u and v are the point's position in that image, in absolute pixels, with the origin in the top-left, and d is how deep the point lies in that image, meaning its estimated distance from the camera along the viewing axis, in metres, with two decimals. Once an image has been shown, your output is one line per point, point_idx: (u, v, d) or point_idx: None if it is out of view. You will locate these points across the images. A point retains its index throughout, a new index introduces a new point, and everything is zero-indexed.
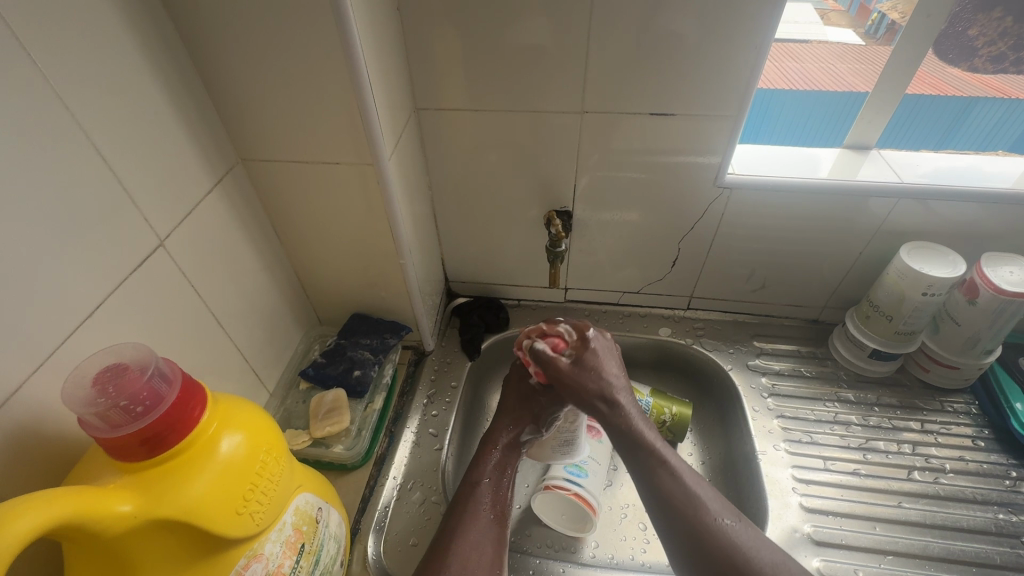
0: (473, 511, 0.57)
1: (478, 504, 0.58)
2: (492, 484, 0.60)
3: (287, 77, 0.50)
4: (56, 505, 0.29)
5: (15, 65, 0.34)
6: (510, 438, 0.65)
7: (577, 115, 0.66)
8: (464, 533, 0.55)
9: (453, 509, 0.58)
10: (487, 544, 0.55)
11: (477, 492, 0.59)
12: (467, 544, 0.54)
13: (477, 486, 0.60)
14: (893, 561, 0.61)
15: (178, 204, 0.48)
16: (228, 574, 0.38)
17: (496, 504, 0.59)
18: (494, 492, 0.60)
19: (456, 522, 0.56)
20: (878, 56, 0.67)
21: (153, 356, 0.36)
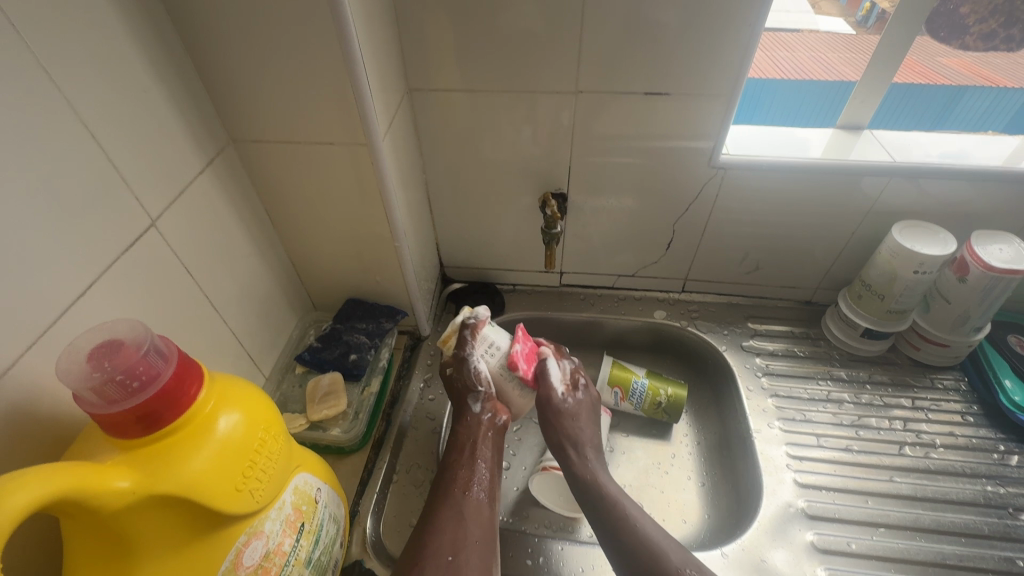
0: (450, 495, 0.57)
1: (455, 487, 0.57)
2: (468, 464, 0.60)
3: (278, 54, 0.49)
4: (52, 481, 0.29)
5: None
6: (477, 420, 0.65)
7: (572, 96, 0.66)
8: (443, 516, 0.54)
9: (434, 494, 0.57)
10: (470, 525, 0.54)
11: (453, 476, 0.58)
12: (444, 527, 0.53)
13: (453, 471, 0.59)
14: (884, 533, 0.62)
15: (170, 184, 0.48)
16: (229, 552, 0.38)
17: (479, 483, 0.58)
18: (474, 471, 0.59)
19: (434, 508, 0.55)
20: (868, 45, 0.67)
21: (148, 331, 0.36)
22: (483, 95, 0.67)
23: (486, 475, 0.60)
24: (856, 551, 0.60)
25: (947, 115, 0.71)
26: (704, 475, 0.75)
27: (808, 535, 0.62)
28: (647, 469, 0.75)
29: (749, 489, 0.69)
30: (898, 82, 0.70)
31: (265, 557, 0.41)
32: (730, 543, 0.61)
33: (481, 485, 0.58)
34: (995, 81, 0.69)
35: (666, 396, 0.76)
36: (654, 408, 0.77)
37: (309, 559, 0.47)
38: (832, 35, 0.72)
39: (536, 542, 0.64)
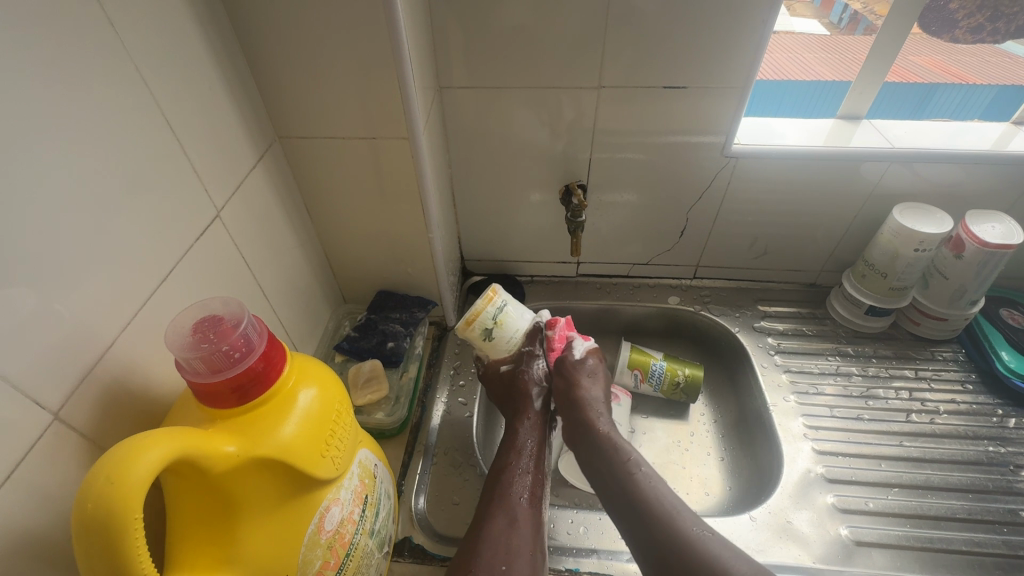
0: (503, 497, 0.57)
1: (509, 489, 0.58)
2: (519, 468, 0.60)
3: (329, 54, 0.52)
4: (176, 440, 0.31)
5: (101, 41, 0.37)
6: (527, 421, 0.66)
7: (595, 90, 0.69)
8: (495, 519, 0.54)
9: (486, 494, 0.58)
10: (524, 525, 0.55)
11: (504, 477, 0.59)
12: (499, 529, 0.53)
13: (505, 473, 0.60)
14: (898, 492, 0.67)
15: (227, 178, 0.51)
16: (312, 516, 0.40)
17: (528, 486, 0.59)
18: (524, 474, 0.60)
19: (487, 509, 0.56)
20: (846, 48, 0.74)
21: (242, 309, 0.39)
22: (507, 92, 0.70)
23: (535, 478, 0.60)
24: (874, 509, 0.65)
25: (925, 108, 0.77)
26: (723, 450, 0.79)
27: (828, 497, 0.66)
28: (669, 447, 0.79)
29: (769, 459, 0.73)
30: (890, 82, 0.75)
31: (340, 524, 0.44)
32: (757, 508, 0.65)
33: (530, 488, 0.59)
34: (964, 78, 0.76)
35: (684, 377, 0.80)
36: (672, 388, 0.80)
37: (372, 530, 0.49)
38: (806, 37, 0.76)
39: (575, 513, 0.65)
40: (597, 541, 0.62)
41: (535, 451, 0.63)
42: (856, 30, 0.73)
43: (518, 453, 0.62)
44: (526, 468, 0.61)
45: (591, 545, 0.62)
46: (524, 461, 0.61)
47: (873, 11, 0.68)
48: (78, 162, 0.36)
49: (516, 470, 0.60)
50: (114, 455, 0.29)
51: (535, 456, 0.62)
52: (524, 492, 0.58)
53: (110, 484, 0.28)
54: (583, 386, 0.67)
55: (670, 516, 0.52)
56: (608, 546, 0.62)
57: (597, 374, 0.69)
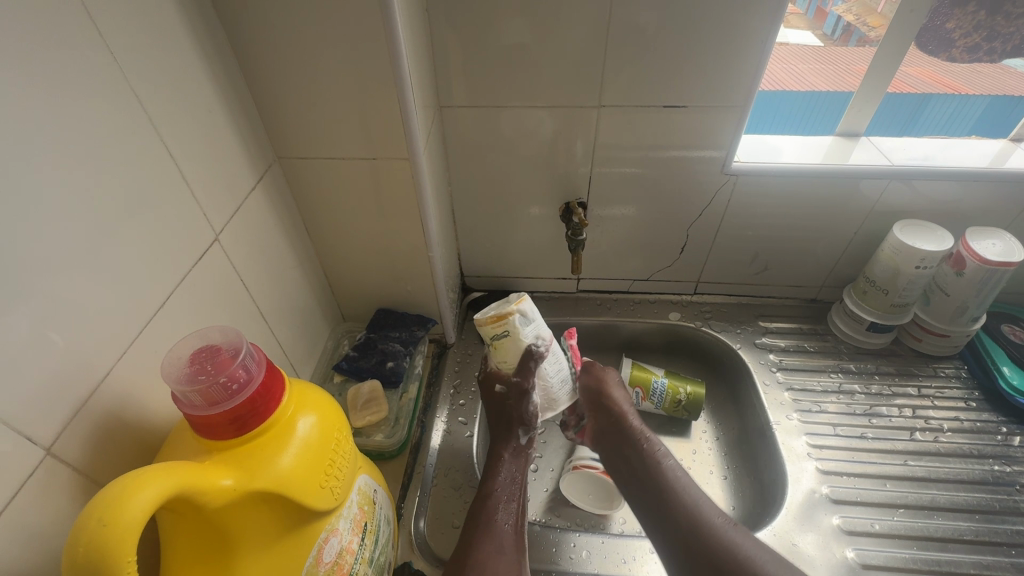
0: (488, 528, 0.56)
1: (492, 520, 0.57)
2: (503, 497, 0.60)
3: (329, 76, 0.52)
4: (171, 477, 0.31)
5: (103, 67, 0.37)
6: (511, 448, 0.64)
7: (594, 109, 0.69)
8: (482, 548, 0.54)
9: (470, 522, 0.57)
10: (507, 555, 0.54)
11: (489, 508, 0.58)
12: (484, 561, 0.53)
13: (488, 502, 0.59)
14: (904, 513, 0.66)
15: (226, 200, 0.51)
16: (311, 547, 0.40)
17: (511, 517, 0.58)
18: (507, 506, 0.59)
19: (471, 538, 0.55)
20: (839, 58, 0.73)
21: (241, 337, 0.39)
22: (506, 109, 0.70)
23: (518, 509, 0.60)
24: (880, 531, 0.64)
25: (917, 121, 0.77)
26: (726, 469, 0.78)
27: (834, 519, 0.65)
28: None
29: (772, 479, 0.72)
30: (889, 93, 0.75)
31: (339, 554, 0.43)
32: (762, 530, 0.64)
33: (512, 517, 0.58)
34: (957, 88, 0.74)
35: (686, 394, 0.79)
36: (674, 406, 0.79)
37: (371, 558, 0.48)
38: (801, 47, 0.73)
39: (578, 536, 0.64)
40: (601, 565, 0.61)
41: (518, 483, 0.62)
42: (849, 41, 0.72)
43: (503, 481, 0.61)
44: (510, 498, 0.60)
45: (594, 570, 0.61)
46: (507, 493, 0.60)
47: (867, 24, 0.69)
48: (76, 191, 0.36)
49: (499, 501, 0.59)
50: (109, 493, 0.28)
51: (518, 486, 0.61)
52: (508, 521, 0.58)
53: (103, 526, 0.27)
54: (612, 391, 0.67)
55: (695, 514, 0.55)
56: (611, 570, 0.60)
57: (617, 381, 0.69)
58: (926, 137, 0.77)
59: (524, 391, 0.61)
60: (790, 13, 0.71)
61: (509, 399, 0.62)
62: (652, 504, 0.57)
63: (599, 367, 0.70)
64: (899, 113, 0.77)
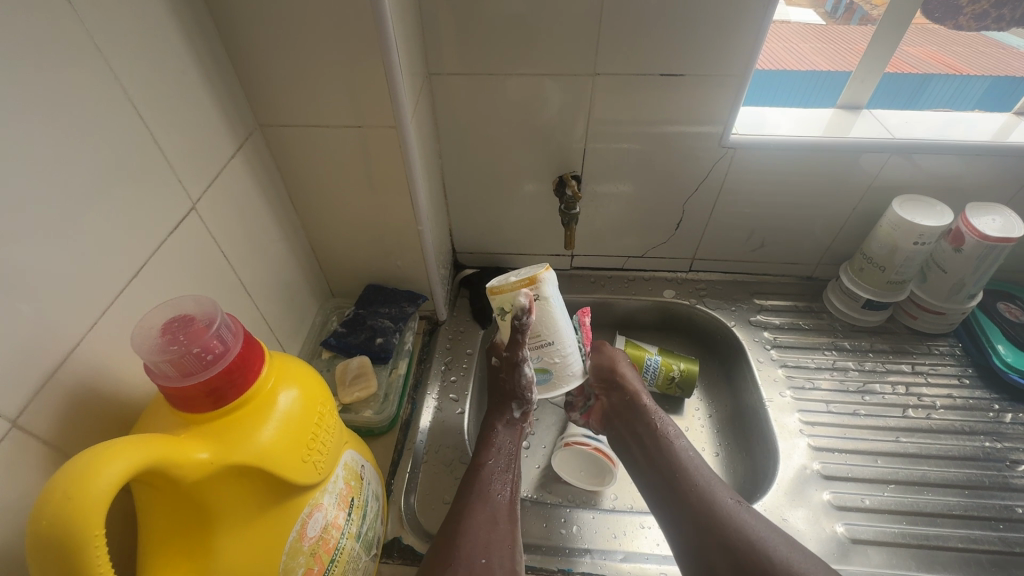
0: (482, 495, 0.56)
1: (486, 489, 0.56)
2: (497, 466, 0.59)
3: (310, 36, 0.50)
4: (144, 449, 0.30)
5: (64, 20, 0.35)
6: (505, 420, 0.63)
7: (589, 79, 0.67)
8: (475, 512, 0.53)
9: (465, 490, 0.57)
10: (500, 524, 0.53)
11: (483, 475, 0.58)
12: (476, 525, 0.52)
13: (482, 472, 0.58)
14: (894, 489, 0.66)
15: (203, 168, 0.49)
16: (294, 521, 0.39)
17: (505, 486, 0.57)
18: (501, 476, 0.58)
19: (465, 505, 0.54)
20: (839, 37, 0.72)
21: (217, 308, 0.37)
22: (499, 78, 0.68)
23: (512, 481, 0.59)
24: (870, 506, 0.64)
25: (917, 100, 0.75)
26: (718, 445, 0.78)
27: (824, 494, 0.65)
28: None
29: (765, 455, 0.72)
30: (889, 73, 0.73)
31: (324, 529, 0.42)
32: (752, 505, 0.64)
33: (506, 485, 0.58)
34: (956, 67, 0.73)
35: (679, 371, 0.78)
36: (667, 383, 0.79)
37: (358, 533, 0.47)
38: (801, 26, 0.72)
39: (569, 512, 0.64)
40: (591, 540, 0.61)
41: (513, 456, 0.61)
42: (851, 20, 0.71)
43: (495, 453, 0.60)
44: (504, 468, 0.59)
45: (584, 545, 0.61)
46: (501, 463, 0.59)
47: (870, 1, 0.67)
48: (37, 152, 0.33)
49: (492, 469, 0.59)
50: (77, 465, 0.27)
51: (514, 458, 0.61)
52: (502, 491, 0.57)
53: (68, 498, 0.26)
54: (624, 373, 0.69)
55: (709, 506, 0.54)
56: (602, 546, 0.60)
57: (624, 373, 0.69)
58: (930, 111, 0.75)
59: (516, 363, 0.60)
60: None
61: (502, 371, 0.62)
62: (665, 495, 0.57)
63: (609, 349, 0.71)
64: (899, 89, 0.75)
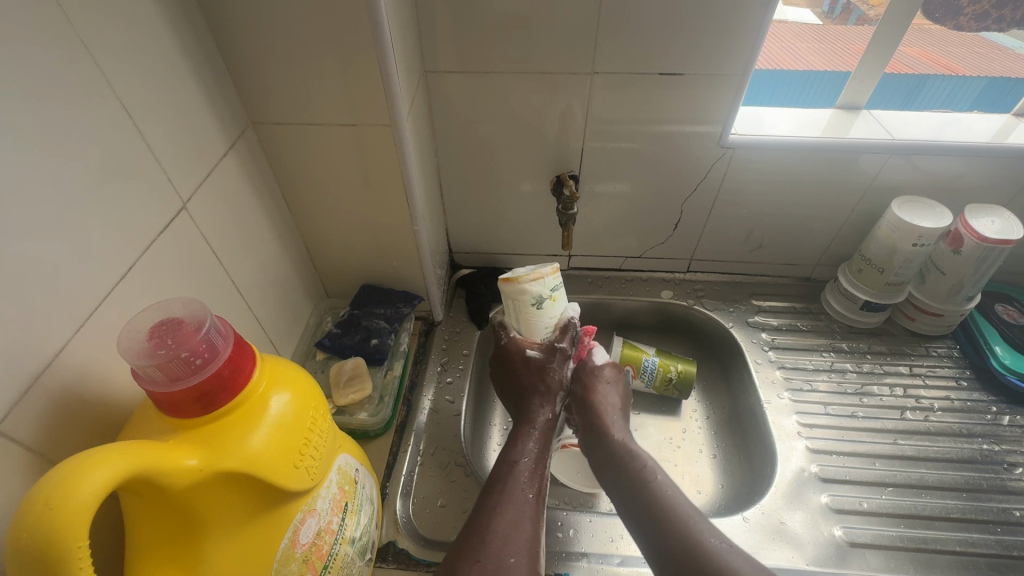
0: (511, 492, 0.55)
1: (516, 486, 0.55)
2: (528, 465, 0.58)
3: (304, 33, 0.49)
4: (129, 457, 0.29)
5: (48, 14, 0.34)
6: (546, 418, 0.64)
7: (587, 77, 0.66)
8: (504, 509, 0.52)
9: (494, 487, 0.56)
10: (528, 523, 0.52)
11: (514, 474, 0.57)
12: (505, 522, 0.51)
13: (513, 470, 0.57)
14: (892, 492, 0.66)
15: (193, 167, 0.48)
16: (287, 528, 0.38)
17: (534, 485, 0.56)
18: (531, 475, 0.57)
19: (494, 501, 0.54)
20: (837, 37, 0.74)
21: (206, 310, 0.36)
22: (496, 77, 0.67)
23: (540, 481, 0.58)
24: (868, 509, 0.64)
25: (914, 100, 0.76)
26: (716, 447, 0.77)
27: (822, 497, 0.65)
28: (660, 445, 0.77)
29: (762, 457, 0.71)
30: (888, 74, 0.74)
31: (317, 535, 0.41)
32: (750, 508, 0.64)
33: (534, 485, 0.57)
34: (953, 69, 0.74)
35: (677, 373, 0.78)
36: (664, 385, 0.78)
37: (353, 538, 0.47)
38: (800, 26, 0.76)
39: (566, 515, 0.63)
40: (588, 545, 0.60)
41: (544, 456, 0.60)
42: (848, 20, 0.73)
43: (526, 451, 0.60)
44: (534, 468, 0.58)
45: (581, 549, 0.60)
46: (532, 462, 0.59)
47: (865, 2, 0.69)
48: (19, 149, 0.32)
49: (526, 466, 0.58)
50: (58, 474, 0.26)
51: (543, 459, 0.60)
52: (531, 490, 0.56)
53: (48, 508, 0.25)
54: (600, 392, 0.66)
55: (682, 521, 0.49)
56: (599, 549, 0.60)
57: (603, 395, 0.65)
58: (928, 111, 0.75)
59: (563, 355, 0.66)
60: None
61: (546, 363, 0.66)
62: (640, 516, 0.51)
63: (593, 368, 0.68)
64: (897, 86, 0.75)
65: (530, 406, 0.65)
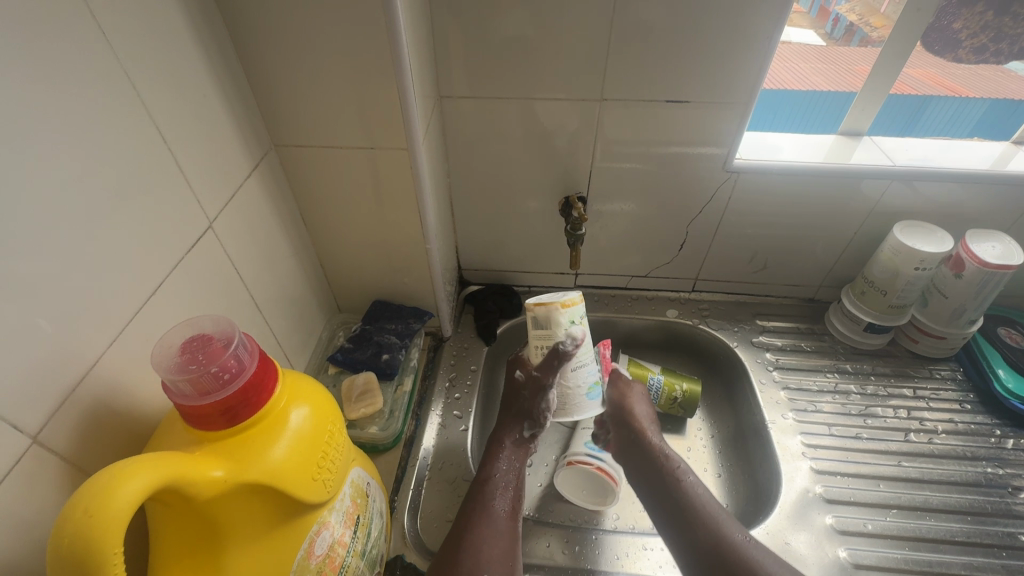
0: (483, 510, 0.56)
1: (489, 504, 0.57)
2: (500, 483, 0.60)
3: (327, 61, 0.51)
4: (159, 468, 0.30)
5: (98, 49, 0.36)
6: (517, 436, 0.65)
7: (596, 103, 0.69)
8: (477, 527, 0.55)
9: (465, 505, 0.57)
10: (500, 541, 0.54)
11: (486, 492, 0.58)
12: (478, 541, 0.53)
13: (487, 487, 0.59)
14: (897, 514, 0.66)
15: (220, 187, 0.50)
16: (303, 540, 0.39)
17: (506, 502, 0.58)
18: (503, 492, 0.59)
19: (467, 518, 0.56)
20: (841, 58, 0.73)
21: (234, 327, 0.38)
22: (508, 102, 0.69)
23: (513, 497, 0.60)
24: (872, 531, 0.64)
25: (915, 124, 0.76)
26: (721, 466, 0.78)
27: (827, 518, 0.65)
28: None
29: (766, 477, 0.72)
30: (892, 94, 0.74)
31: (331, 547, 0.43)
32: (755, 528, 0.64)
33: (507, 503, 0.58)
34: (955, 90, 0.73)
35: (681, 392, 0.78)
36: (669, 403, 0.79)
37: (363, 551, 0.48)
38: (802, 46, 0.73)
39: (572, 532, 0.64)
40: (594, 561, 0.61)
41: (517, 474, 0.62)
42: (852, 41, 0.71)
43: (500, 469, 0.61)
44: (506, 485, 0.60)
45: (586, 566, 0.61)
46: (505, 479, 0.60)
47: (870, 23, 0.68)
48: (64, 172, 0.35)
49: (496, 486, 0.59)
50: (95, 484, 0.28)
51: (517, 478, 0.62)
52: (503, 507, 0.58)
53: (87, 516, 0.27)
54: (631, 400, 0.71)
55: (716, 525, 0.56)
56: (605, 567, 0.60)
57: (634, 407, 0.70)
58: (924, 138, 0.77)
59: (541, 386, 0.61)
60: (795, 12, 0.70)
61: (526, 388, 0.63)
62: (672, 515, 0.60)
63: (624, 382, 0.72)
64: (899, 111, 0.75)
65: (499, 425, 0.66)
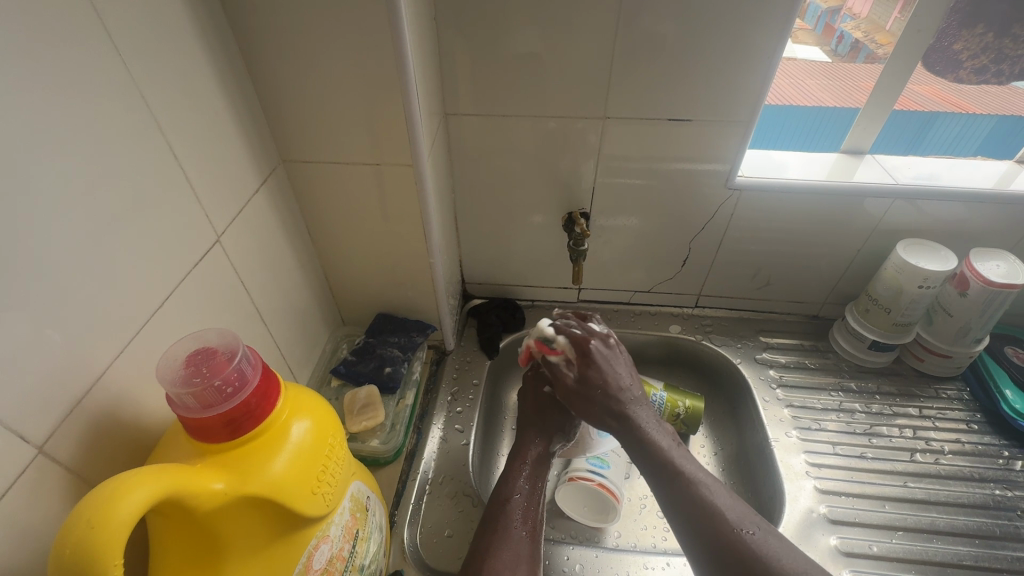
0: (505, 532, 0.56)
1: (510, 523, 0.57)
2: (522, 501, 0.60)
3: (335, 79, 0.53)
4: (160, 479, 0.31)
5: (115, 71, 0.38)
6: (536, 453, 0.65)
7: (599, 121, 0.70)
8: (498, 549, 0.54)
9: (485, 528, 0.57)
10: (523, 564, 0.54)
11: (506, 513, 0.58)
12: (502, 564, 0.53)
13: (507, 506, 0.59)
14: (903, 536, 0.65)
15: (229, 201, 0.51)
16: (302, 554, 0.39)
17: (528, 522, 0.58)
18: (524, 512, 0.59)
19: (488, 543, 0.55)
20: (846, 74, 0.73)
21: (238, 340, 0.39)
22: (513, 119, 0.70)
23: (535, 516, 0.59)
24: (878, 553, 0.63)
25: (921, 142, 0.77)
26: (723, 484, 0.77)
27: (831, 539, 0.64)
28: None
29: (770, 497, 0.71)
30: (896, 111, 0.74)
31: (329, 561, 0.43)
32: None
33: (529, 522, 0.58)
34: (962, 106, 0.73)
35: (684, 408, 0.78)
36: (672, 419, 0.78)
37: (361, 566, 0.48)
38: (808, 63, 0.73)
39: (571, 550, 0.63)
40: None
41: (537, 491, 0.61)
42: (857, 58, 0.72)
43: (520, 489, 0.61)
44: (527, 504, 0.60)
45: None
46: (525, 498, 0.60)
47: (875, 40, 0.69)
48: (79, 186, 0.36)
49: (518, 505, 0.59)
50: (97, 496, 0.28)
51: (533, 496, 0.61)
52: (525, 527, 0.57)
53: (89, 527, 0.27)
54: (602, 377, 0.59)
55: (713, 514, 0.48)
56: None
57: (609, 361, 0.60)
58: (927, 156, 0.78)
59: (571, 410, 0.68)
60: (800, 29, 0.71)
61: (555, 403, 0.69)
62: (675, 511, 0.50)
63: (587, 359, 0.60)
64: (903, 129, 0.76)
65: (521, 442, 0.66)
